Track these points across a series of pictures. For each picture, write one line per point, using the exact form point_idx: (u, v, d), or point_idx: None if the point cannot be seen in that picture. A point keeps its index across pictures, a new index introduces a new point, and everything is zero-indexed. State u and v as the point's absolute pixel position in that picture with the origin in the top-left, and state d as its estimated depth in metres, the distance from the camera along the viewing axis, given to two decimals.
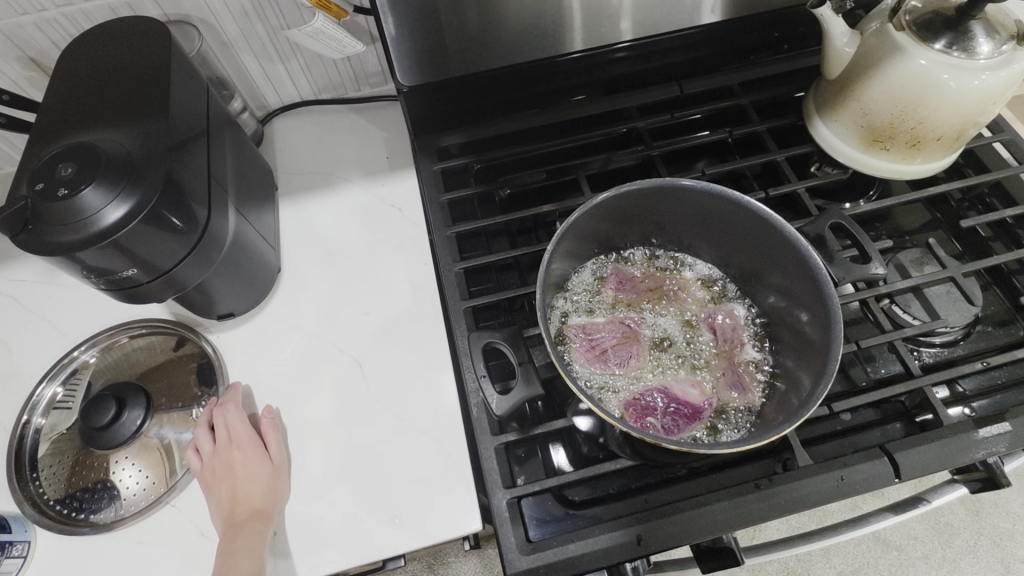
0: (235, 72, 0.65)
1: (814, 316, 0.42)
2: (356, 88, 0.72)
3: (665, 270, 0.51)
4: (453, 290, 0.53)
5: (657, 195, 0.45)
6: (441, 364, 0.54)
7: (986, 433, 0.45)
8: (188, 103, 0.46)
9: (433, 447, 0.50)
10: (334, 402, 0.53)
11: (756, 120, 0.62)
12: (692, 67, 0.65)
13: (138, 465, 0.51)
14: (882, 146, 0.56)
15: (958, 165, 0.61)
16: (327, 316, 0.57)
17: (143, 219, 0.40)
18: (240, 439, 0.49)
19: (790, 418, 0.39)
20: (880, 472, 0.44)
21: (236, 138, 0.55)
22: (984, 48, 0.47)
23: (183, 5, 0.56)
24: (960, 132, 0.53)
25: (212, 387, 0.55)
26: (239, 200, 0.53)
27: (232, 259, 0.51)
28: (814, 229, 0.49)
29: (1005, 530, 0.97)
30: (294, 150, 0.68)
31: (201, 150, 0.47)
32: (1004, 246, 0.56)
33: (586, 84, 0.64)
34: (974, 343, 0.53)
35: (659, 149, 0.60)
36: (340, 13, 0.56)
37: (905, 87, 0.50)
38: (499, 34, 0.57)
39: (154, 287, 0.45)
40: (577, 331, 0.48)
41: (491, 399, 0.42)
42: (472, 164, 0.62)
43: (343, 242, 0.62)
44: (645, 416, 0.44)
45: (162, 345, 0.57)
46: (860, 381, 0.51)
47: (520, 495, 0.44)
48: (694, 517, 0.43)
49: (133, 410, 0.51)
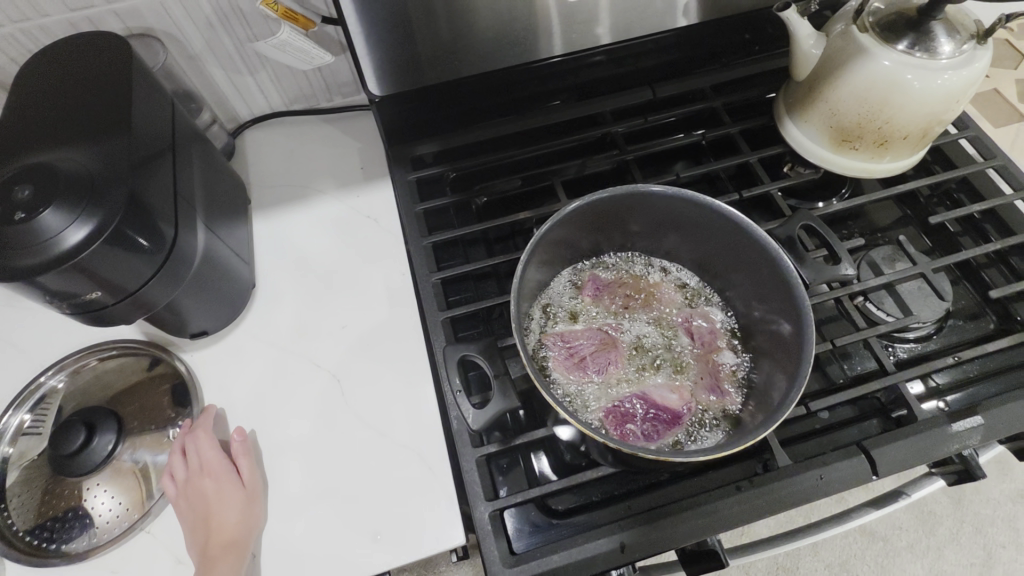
0: (203, 85, 0.64)
1: (787, 318, 0.42)
2: (328, 98, 0.71)
3: (641, 275, 0.51)
4: (430, 301, 0.52)
5: (629, 202, 0.46)
6: (420, 376, 0.54)
7: (960, 426, 0.46)
8: (152, 119, 0.45)
9: (414, 460, 0.50)
10: (313, 418, 0.52)
11: (728, 122, 0.63)
12: (664, 70, 0.65)
13: (111, 491, 0.50)
14: (852, 146, 0.56)
15: (926, 162, 0.62)
16: (302, 331, 0.57)
17: (107, 239, 0.39)
18: (212, 467, 0.48)
19: (765, 422, 0.39)
20: (857, 470, 0.45)
21: (205, 152, 0.54)
22: (946, 48, 0.48)
23: (145, 18, 0.55)
24: (925, 131, 0.53)
25: (187, 408, 0.54)
26: (208, 216, 0.52)
27: (203, 276, 0.50)
28: (785, 232, 0.50)
29: (986, 516, 0.98)
30: (266, 162, 0.67)
31: (167, 167, 0.46)
32: (972, 240, 0.58)
33: (560, 90, 0.64)
34: (947, 336, 0.53)
35: (633, 153, 0.60)
36: (307, 24, 0.56)
37: (871, 88, 0.51)
38: (471, 41, 0.56)
39: (121, 309, 0.44)
40: (555, 339, 0.47)
41: (467, 413, 0.42)
42: (448, 173, 0.62)
43: (319, 254, 0.61)
44: (624, 423, 0.44)
45: (134, 367, 0.56)
46: (837, 379, 0.52)
47: (502, 507, 0.44)
48: (677, 522, 0.43)
49: (103, 435, 0.50)
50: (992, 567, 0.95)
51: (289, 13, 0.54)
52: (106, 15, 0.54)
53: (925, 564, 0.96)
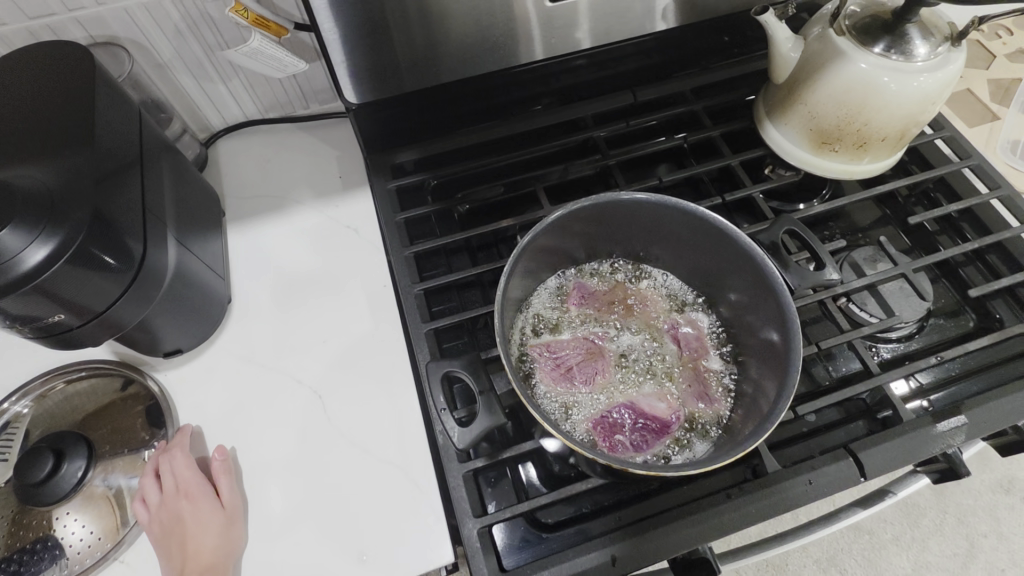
0: (173, 94, 0.62)
1: (773, 324, 0.42)
2: (304, 106, 0.70)
3: (626, 282, 0.51)
4: (413, 313, 0.51)
5: (612, 210, 0.45)
6: (404, 390, 0.52)
7: (944, 426, 0.46)
8: (116, 131, 0.43)
9: (400, 477, 0.49)
10: (294, 437, 0.51)
11: (710, 125, 0.63)
12: (644, 73, 0.65)
13: (83, 519, 0.48)
14: (831, 148, 0.57)
15: (903, 162, 0.63)
16: (281, 347, 0.55)
17: (70, 258, 0.37)
18: (188, 488, 0.47)
19: (755, 432, 0.39)
20: (845, 473, 0.45)
21: (175, 164, 0.53)
22: (921, 50, 0.49)
23: (110, 25, 0.53)
24: (903, 132, 0.54)
25: (161, 429, 0.52)
26: (180, 230, 0.50)
27: (175, 292, 0.49)
28: (769, 237, 0.50)
29: (968, 506, 1.00)
30: (241, 173, 0.65)
31: (134, 181, 0.44)
32: (950, 240, 0.58)
33: (541, 95, 0.63)
34: (928, 336, 0.54)
35: (616, 158, 0.60)
36: (279, 31, 0.54)
37: (849, 91, 0.51)
38: (446, 47, 0.54)
39: (88, 331, 0.42)
40: (541, 350, 0.47)
41: (451, 431, 0.41)
42: (428, 180, 0.61)
43: (297, 267, 0.59)
44: (613, 434, 0.44)
45: (105, 387, 0.54)
46: (823, 381, 0.52)
47: (490, 523, 0.43)
48: (668, 533, 0.43)
49: (73, 461, 0.48)
50: (975, 557, 0.97)
51: (261, 19, 0.52)
52: (68, 24, 0.52)
53: (911, 557, 0.97)
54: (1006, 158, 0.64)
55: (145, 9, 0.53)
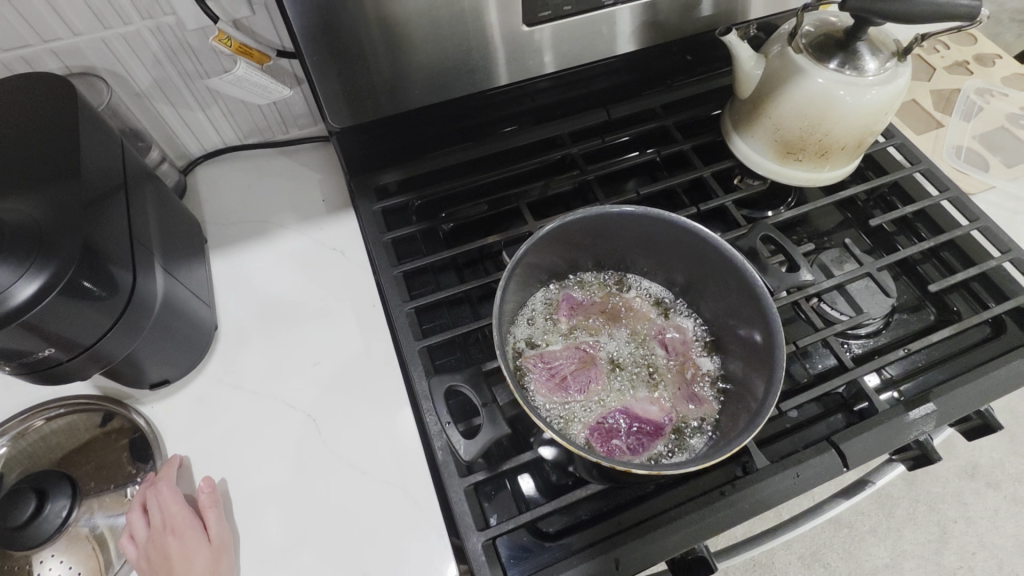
0: (151, 122, 0.62)
1: (756, 324, 0.44)
2: (284, 131, 0.70)
3: (613, 292, 0.53)
4: (406, 331, 0.52)
5: (598, 223, 0.47)
6: (398, 408, 0.53)
7: (915, 414, 0.49)
8: (100, 160, 0.43)
9: (400, 496, 0.49)
10: (290, 462, 0.50)
11: (680, 139, 0.66)
12: (616, 92, 0.68)
13: (67, 561, 0.46)
14: (796, 158, 0.60)
15: (861, 169, 0.67)
16: (272, 372, 0.55)
17: (61, 290, 0.36)
18: (175, 523, 0.46)
19: (747, 429, 0.40)
20: (829, 464, 0.47)
21: (158, 191, 0.52)
22: (871, 66, 0.53)
23: (86, 56, 0.53)
24: (860, 141, 0.58)
25: (148, 462, 0.51)
26: (166, 257, 0.49)
27: (163, 322, 0.48)
28: (748, 243, 0.52)
29: (937, 493, 1.04)
30: (222, 199, 0.65)
31: (119, 210, 0.44)
32: (908, 239, 0.62)
33: (517, 114, 0.65)
34: (895, 330, 0.57)
35: (594, 173, 0.62)
36: (263, 58, 0.56)
37: (809, 105, 0.55)
38: (417, 73, 0.55)
39: (75, 365, 0.41)
40: (534, 361, 0.48)
41: (457, 444, 0.41)
42: (412, 202, 0.62)
43: (284, 291, 0.59)
44: (610, 439, 0.45)
45: (87, 423, 0.52)
46: (802, 378, 0.54)
47: (493, 536, 0.44)
48: (667, 533, 0.44)
49: (56, 501, 0.47)
50: (947, 542, 1.01)
51: (244, 48, 0.53)
52: (43, 55, 0.51)
53: (888, 546, 1.01)
54: (952, 161, 0.69)
55: (123, 39, 0.53)
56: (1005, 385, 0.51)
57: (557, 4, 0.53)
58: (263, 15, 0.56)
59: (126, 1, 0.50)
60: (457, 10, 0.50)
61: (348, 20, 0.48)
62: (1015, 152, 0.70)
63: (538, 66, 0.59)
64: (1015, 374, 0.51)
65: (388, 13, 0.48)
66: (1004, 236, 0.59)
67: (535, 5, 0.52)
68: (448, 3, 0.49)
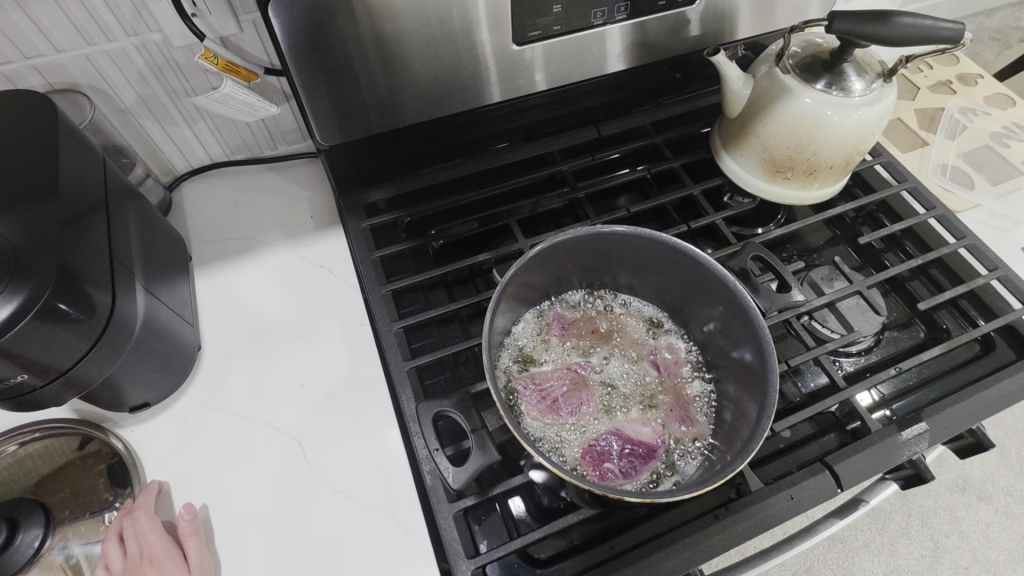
0: (135, 139, 0.61)
1: (749, 346, 0.44)
2: (271, 147, 0.69)
3: (604, 311, 0.53)
4: (394, 351, 0.51)
5: (589, 242, 0.47)
6: (385, 431, 0.51)
7: (909, 434, 0.49)
8: (80, 179, 0.42)
9: (388, 524, 0.47)
10: (275, 488, 0.49)
11: (670, 157, 0.66)
12: (606, 110, 0.68)
13: None
14: (784, 176, 0.60)
15: (849, 187, 0.67)
16: (257, 393, 0.53)
17: (36, 313, 0.35)
18: (153, 553, 0.44)
19: (741, 453, 0.40)
20: (822, 485, 0.46)
21: (140, 210, 0.51)
22: (857, 86, 0.53)
23: (69, 73, 0.52)
24: (848, 159, 0.58)
25: (126, 487, 0.49)
26: (147, 277, 0.48)
27: (144, 343, 0.47)
28: (738, 263, 0.53)
29: (929, 507, 1.04)
30: (207, 216, 0.64)
31: (99, 230, 0.43)
32: (896, 256, 0.62)
33: (508, 131, 0.65)
34: (886, 348, 0.57)
35: (584, 190, 0.62)
36: (251, 76, 0.55)
37: (797, 125, 0.55)
38: (406, 91, 0.54)
39: (50, 391, 0.40)
40: (526, 382, 0.48)
41: (447, 472, 0.41)
42: (402, 219, 0.61)
43: (270, 311, 0.58)
44: (602, 462, 0.45)
45: (63, 446, 0.51)
46: (794, 397, 0.53)
47: (483, 563, 0.42)
48: (662, 559, 0.43)
49: (29, 530, 0.46)
50: (940, 557, 1.00)
51: (231, 66, 0.53)
52: (25, 71, 0.51)
53: (882, 561, 1.01)
54: (938, 180, 0.70)
55: (107, 55, 0.52)
56: (997, 403, 0.51)
57: (546, 24, 0.53)
58: (251, 32, 0.56)
59: (111, 19, 0.49)
60: (446, 29, 0.50)
61: (336, 38, 0.47)
62: (999, 171, 0.71)
63: (529, 84, 0.59)
64: (1006, 392, 0.51)
65: (379, 29, 0.48)
66: (990, 254, 0.59)
67: (524, 25, 0.53)
68: (437, 22, 0.49)
